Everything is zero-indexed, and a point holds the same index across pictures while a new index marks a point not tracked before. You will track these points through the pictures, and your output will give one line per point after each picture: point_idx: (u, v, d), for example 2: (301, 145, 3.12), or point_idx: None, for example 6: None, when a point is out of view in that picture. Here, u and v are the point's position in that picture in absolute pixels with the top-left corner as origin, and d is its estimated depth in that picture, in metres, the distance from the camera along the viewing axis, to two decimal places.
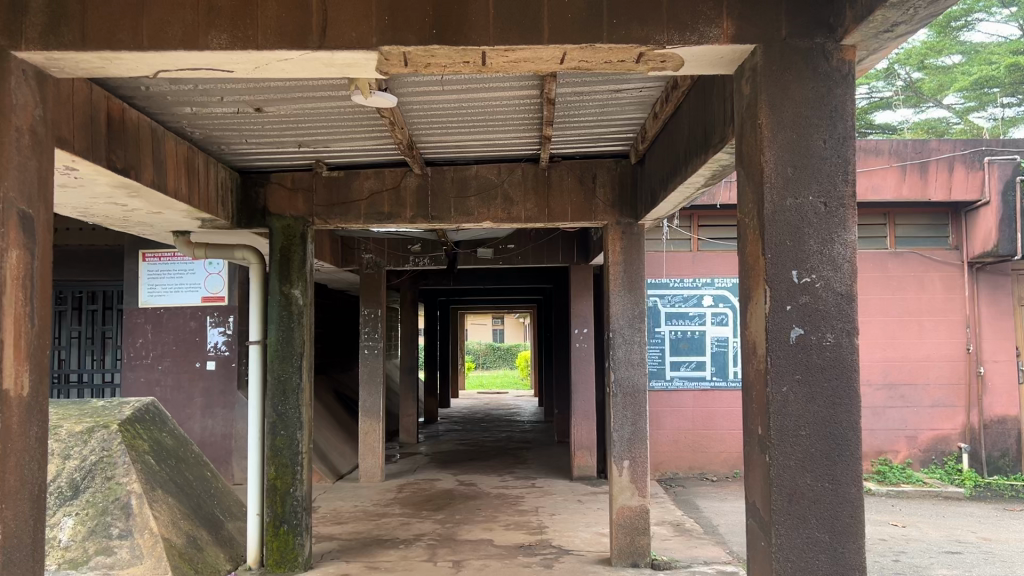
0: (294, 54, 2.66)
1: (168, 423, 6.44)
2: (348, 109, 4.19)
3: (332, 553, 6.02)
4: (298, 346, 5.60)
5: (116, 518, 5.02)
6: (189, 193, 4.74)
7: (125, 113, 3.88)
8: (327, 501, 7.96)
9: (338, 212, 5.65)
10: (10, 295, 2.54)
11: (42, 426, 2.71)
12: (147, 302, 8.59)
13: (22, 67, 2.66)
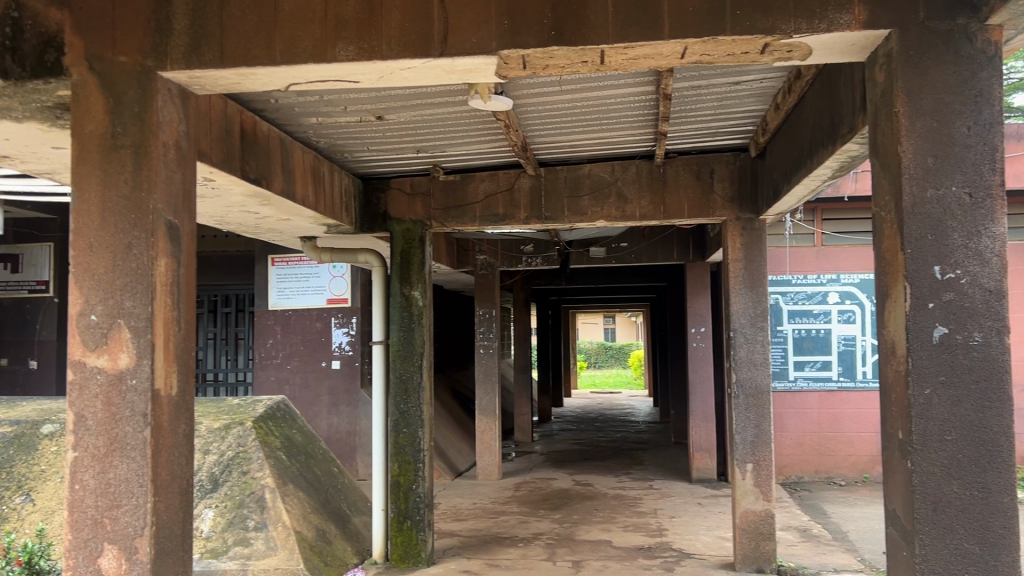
0: (417, 62, 2.72)
1: (297, 421, 6.72)
2: (464, 113, 4.25)
3: (453, 549, 6.12)
4: (418, 346, 5.73)
5: (252, 510, 5.27)
6: (316, 200, 4.93)
7: (257, 126, 4.08)
8: (447, 498, 8.11)
9: (454, 215, 5.74)
10: (159, 300, 2.71)
11: (189, 423, 2.88)
12: (276, 304, 9.00)
13: (167, 86, 2.84)
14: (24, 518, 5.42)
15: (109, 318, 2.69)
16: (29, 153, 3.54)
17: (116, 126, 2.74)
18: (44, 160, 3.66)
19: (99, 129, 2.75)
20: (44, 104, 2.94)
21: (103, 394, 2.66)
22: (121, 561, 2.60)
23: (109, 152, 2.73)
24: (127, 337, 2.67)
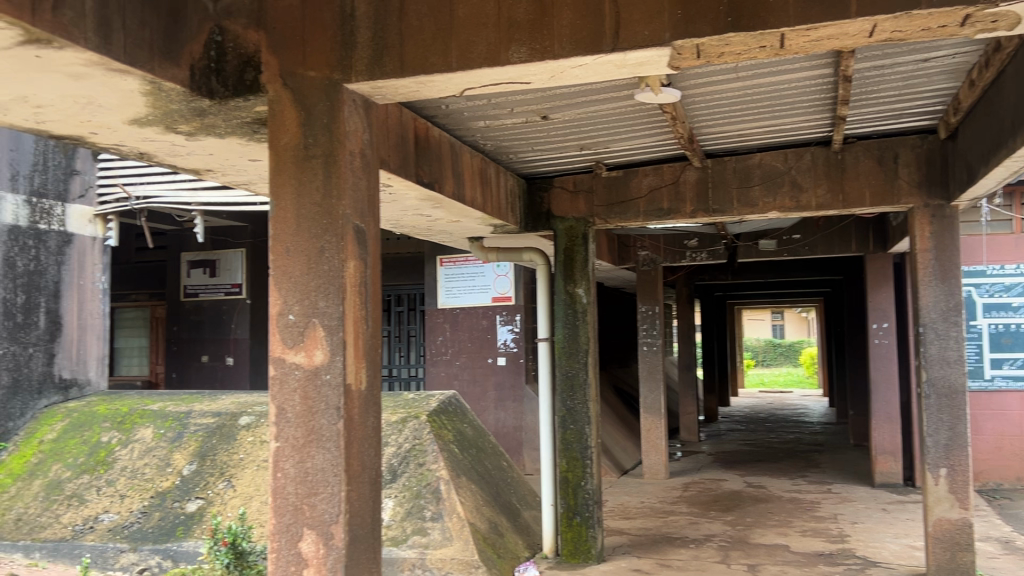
0: (588, 59, 2.71)
1: (469, 415, 6.90)
2: (631, 108, 4.20)
3: (623, 548, 6.08)
4: (583, 343, 5.74)
5: (428, 501, 5.47)
6: (484, 202, 5.05)
7: (429, 131, 4.23)
8: (614, 496, 8.07)
9: (618, 211, 5.69)
10: (348, 300, 2.86)
11: (377, 416, 3.02)
12: (444, 303, 9.30)
13: (352, 97, 2.99)
14: (228, 502, 5.88)
15: (304, 318, 2.88)
16: (228, 166, 3.85)
17: (308, 138, 2.92)
18: (241, 171, 3.96)
19: (294, 140, 2.94)
20: (244, 120, 3.18)
21: (301, 388, 2.85)
22: (319, 547, 2.77)
23: (303, 162, 2.91)
24: (322, 335, 2.85)
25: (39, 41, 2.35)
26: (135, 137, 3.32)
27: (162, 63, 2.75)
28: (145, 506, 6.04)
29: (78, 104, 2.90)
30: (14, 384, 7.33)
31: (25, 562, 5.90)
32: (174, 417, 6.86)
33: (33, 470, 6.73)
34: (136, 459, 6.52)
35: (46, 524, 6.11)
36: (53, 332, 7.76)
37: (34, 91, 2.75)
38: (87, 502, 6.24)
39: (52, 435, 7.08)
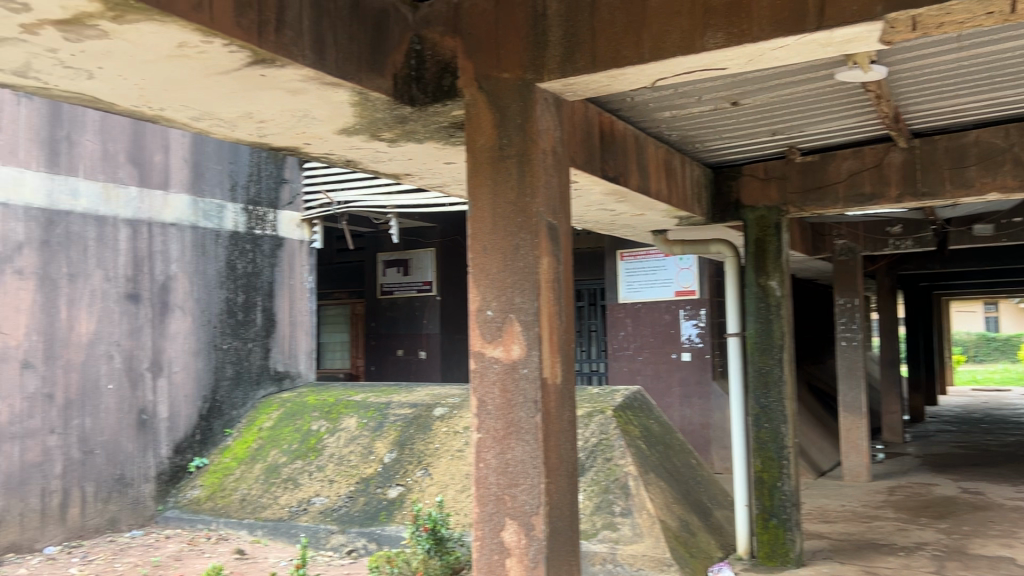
0: (791, 40, 2.58)
1: (655, 411, 6.83)
2: (829, 89, 3.97)
3: (824, 552, 5.80)
4: (778, 338, 5.51)
5: (617, 496, 5.46)
6: (669, 193, 4.97)
7: (614, 125, 4.21)
8: (811, 498, 7.70)
9: (813, 198, 5.39)
10: (543, 296, 2.90)
11: (573, 410, 3.04)
12: (626, 298, 9.25)
13: (545, 95, 3.03)
14: (426, 489, 6.16)
15: (502, 313, 2.95)
16: (425, 169, 4.02)
17: (503, 139, 2.99)
18: (436, 174, 4.12)
19: (489, 142, 3.02)
20: (442, 125, 3.31)
21: (500, 381, 2.93)
22: (521, 537, 2.84)
23: (499, 162, 2.99)
24: (519, 330, 2.91)
25: (264, 61, 2.56)
26: (343, 145, 3.54)
27: (369, 74, 2.91)
28: (351, 491, 6.46)
29: (295, 116, 3.13)
30: (237, 376, 8.07)
31: (250, 538, 6.47)
32: (375, 408, 7.36)
33: (255, 454, 7.38)
34: (343, 446, 7.01)
35: (267, 505, 6.67)
36: (268, 329, 8.46)
37: (258, 107, 3.00)
38: (301, 485, 6.74)
39: (270, 423, 7.75)
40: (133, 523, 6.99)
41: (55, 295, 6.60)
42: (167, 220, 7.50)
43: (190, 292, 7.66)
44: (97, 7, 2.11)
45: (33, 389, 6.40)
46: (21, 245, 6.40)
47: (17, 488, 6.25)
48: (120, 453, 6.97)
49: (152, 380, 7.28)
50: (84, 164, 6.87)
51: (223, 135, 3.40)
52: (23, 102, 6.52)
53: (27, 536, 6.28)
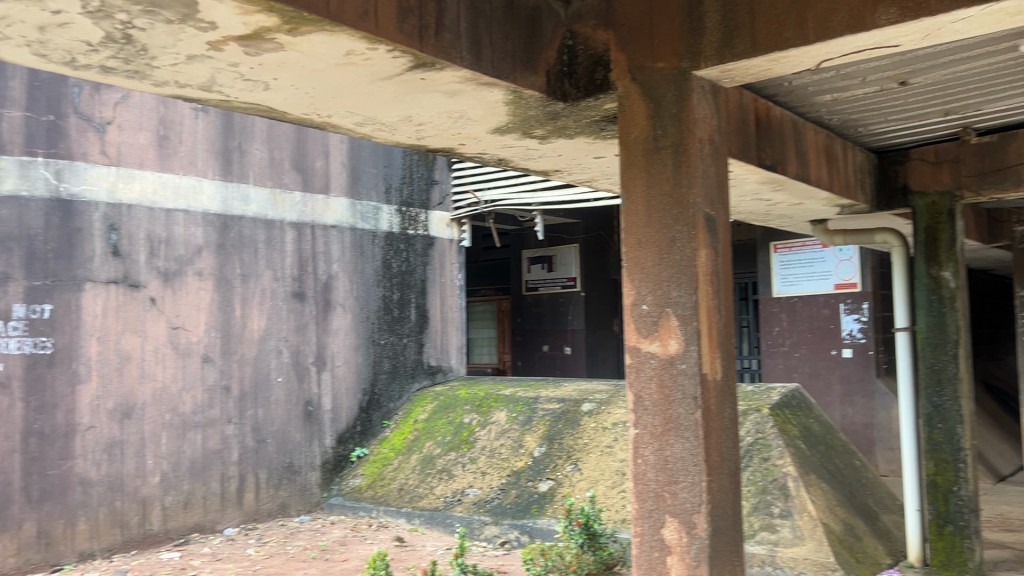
0: (974, 11, 2.38)
1: (815, 409, 6.54)
2: (1011, 62, 3.66)
3: (1008, 564, 5.36)
4: (952, 333, 5.14)
5: (776, 497, 5.28)
6: (830, 181, 4.74)
7: (770, 111, 4.05)
8: (991, 505, 7.14)
9: (992, 181, 4.94)
10: (701, 289, 2.83)
11: (734, 407, 2.96)
12: (780, 292, 8.93)
13: (701, 84, 2.94)
14: (576, 483, 6.18)
15: (658, 308, 2.90)
16: (576, 165, 4.03)
17: (658, 130, 2.94)
18: (588, 169, 4.12)
19: (643, 134, 2.98)
20: (594, 119, 3.30)
21: (658, 376, 2.88)
22: (682, 535, 2.79)
23: (654, 154, 2.94)
24: (676, 324, 2.86)
25: (424, 64, 2.64)
26: (497, 144, 3.60)
27: (523, 72, 2.95)
28: (503, 483, 6.57)
29: (452, 118, 3.21)
30: (393, 370, 8.40)
31: (408, 526, 6.72)
32: (524, 402, 7.47)
33: (411, 446, 7.66)
34: (494, 439, 7.15)
35: (423, 495, 6.91)
36: (422, 325, 8.75)
37: (417, 111, 3.10)
38: (455, 476, 6.93)
39: (424, 416, 8.02)
40: (302, 508, 7.43)
41: (230, 294, 7.09)
42: (328, 222, 7.90)
43: (349, 290, 8.04)
44: (275, 21, 2.25)
45: (213, 381, 6.91)
46: (200, 248, 6.93)
47: (201, 472, 6.77)
48: (289, 442, 7.40)
49: (317, 374, 7.68)
50: (253, 171, 7.34)
51: (384, 139, 3.54)
52: (200, 115, 7.03)
53: (209, 517, 6.80)
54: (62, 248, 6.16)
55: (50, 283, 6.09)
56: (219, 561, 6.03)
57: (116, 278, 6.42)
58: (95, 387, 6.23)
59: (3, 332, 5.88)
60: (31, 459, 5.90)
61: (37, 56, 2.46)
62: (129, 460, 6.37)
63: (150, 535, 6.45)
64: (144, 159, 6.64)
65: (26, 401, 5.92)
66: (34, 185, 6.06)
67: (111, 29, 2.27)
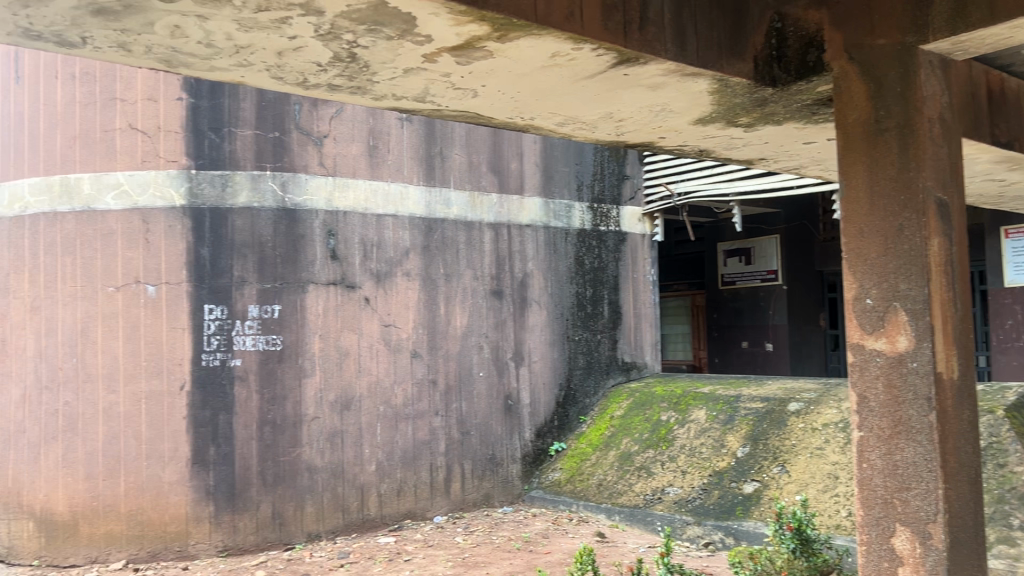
0: None
1: None
2: None
3: None
4: None
5: (1015, 508, 4.78)
6: None
7: (1005, 82, 3.65)
8: None
9: None
10: (933, 281, 2.61)
11: (973, 409, 2.71)
12: (1014, 282, 8.08)
13: (929, 59, 2.71)
14: (784, 486, 5.93)
15: (884, 302, 2.72)
16: (784, 152, 3.85)
17: (880, 111, 2.74)
18: (796, 156, 3.93)
19: (864, 116, 2.78)
20: (806, 103, 3.15)
21: (885, 375, 2.70)
22: (916, 545, 2.59)
23: (875, 137, 2.75)
24: (905, 320, 2.66)
25: (628, 60, 2.62)
26: (700, 135, 3.51)
27: (729, 60, 2.84)
28: (705, 484, 6.44)
29: (654, 112, 3.17)
30: (589, 366, 8.45)
31: (608, 522, 6.73)
32: (725, 401, 7.27)
33: (609, 442, 7.68)
34: (694, 438, 7.02)
35: (623, 491, 6.91)
36: (616, 321, 8.74)
37: (618, 107, 3.09)
38: (655, 474, 6.88)
39: (621, 412, 8.02)
40: (505, 499, 7.65)
41: (434, 293, 7.43)
42: (523, 221, 8.08)
43: (544, 287, 8.18)
44: (485, 30, 2.32)
45: (421, 375, 7.27)
46: (407, 250, 7.31)
47: (412, 462, 7.15)
48: (491, 435, 7.64)
49: (515, 369, 7.87)
50: (454, 175, 7.64)
51: (585, 137, 3.56)
52: (405, 124, 7.40)
53: (420, 505, 7.17)
54: (288, 253, 6.73)
55: (279, 285, 6.67)
56: (431, 547, 6.33)
57: (334, 280, 6.92)
58: (319, 381, 6.76)
59: (241, 331, 6.52)
60: (266, 446, 6.51)
61: (274, 78, 2.70)
62: (349, 449, 6.84)
63: (368, 520, 6.89)
64: (357, 168, 7.10)
65: (261, 393, 6.53)
66: (264, 197, 6.65)
67: (338, 49, 2.44)
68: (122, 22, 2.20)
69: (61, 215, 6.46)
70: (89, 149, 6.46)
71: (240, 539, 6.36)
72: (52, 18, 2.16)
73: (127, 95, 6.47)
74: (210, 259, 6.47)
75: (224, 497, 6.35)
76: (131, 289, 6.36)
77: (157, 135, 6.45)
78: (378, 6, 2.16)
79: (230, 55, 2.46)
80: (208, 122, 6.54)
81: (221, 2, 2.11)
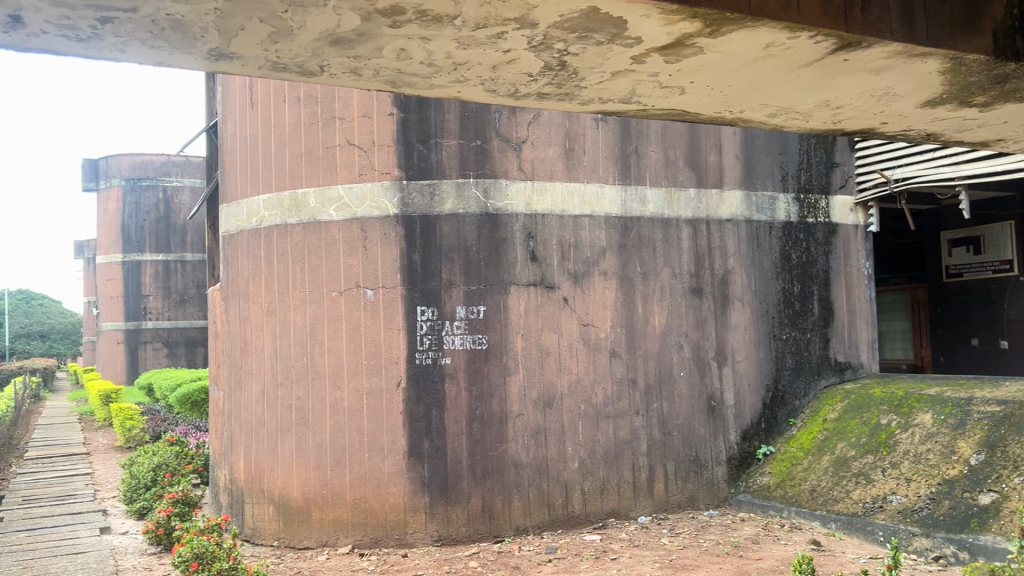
0: None
1: None
2: None
3: None
4: None
5: None
6: None
7: None
8: None
9: None
10: None
11: None
12: None
13: None
14: None
15: None
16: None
17: None
18: None
19: None
20: None
21: None
22: None
23: None
24: None
25: (849, 45, 2.49)
26: (927, 118, 3.27)
27: (964, 35, 2.63)
28: (933, 493, 5.98)
29: (875, 97, 2.99)
30: (798, 366, 8.08)
31: (824, 531, 6.46)
32: (955, 403, 6.69)
33: (822, 446, 7.32)
34: (919, 443, 6.53)
35: (839, 498, 6.58)
36: (827, 318, 8.29)
37: (836, 94, 2.94)
38: (875, 481, 6.47)
39: (835, 415, 7.61)
40: (711, 502, 7.47)
41: (633, 292, 7.41)
42: (724, 216, 7.86)
43: (748, 284, 7.92)
44: (697, 27, 2.29)
45: (622, 374, 7.28)
46: (605, 249, 7.34)
47: (614, 461, 7.17)
48: (695, 436, 7.50)
49: (718, 369, 7.68)
50: (650, 173, 7.57)
51: (797, 128, 3.41)
52: (601, 124, 7.43)
53: (624, 504, 7.16)
54: (491, 256, 6.97)
55: (483, 287, 6.93)
56: (636, 547, 6.33)
57: (535, 281, 7.08)
58: (522, 379, 6.95)
59: (450, 331, 6.83)
60: (475, 441, 6.78)
61: (487, 91, 2.82)
62: (553, 446, 6.98)
63: (573, 517, 6.98)
64: (554, 171, 7.21)
65: (469, 390, 6.81)
66: (468, 203, 6.94)
67: (550, 58, 2.51)
68: (355, 49, 2.39)
69: (291, 226, 7.10)
70: (313, 166, 7.03)
71: (453, 530, 6.67)
72: (297, 51, 2.38)
73: (344, 113, 6.98)
74: (421, 264, 6.83)
75: (438, 490, 6.69)
76: (352, 292, 6.86)
77: (372, 149, 6.90)
78: (590, 13, 2.20)
79: (449, 72, 2.60)
80: (417, 134, 6.92)
81: (443, 23, 2.23)
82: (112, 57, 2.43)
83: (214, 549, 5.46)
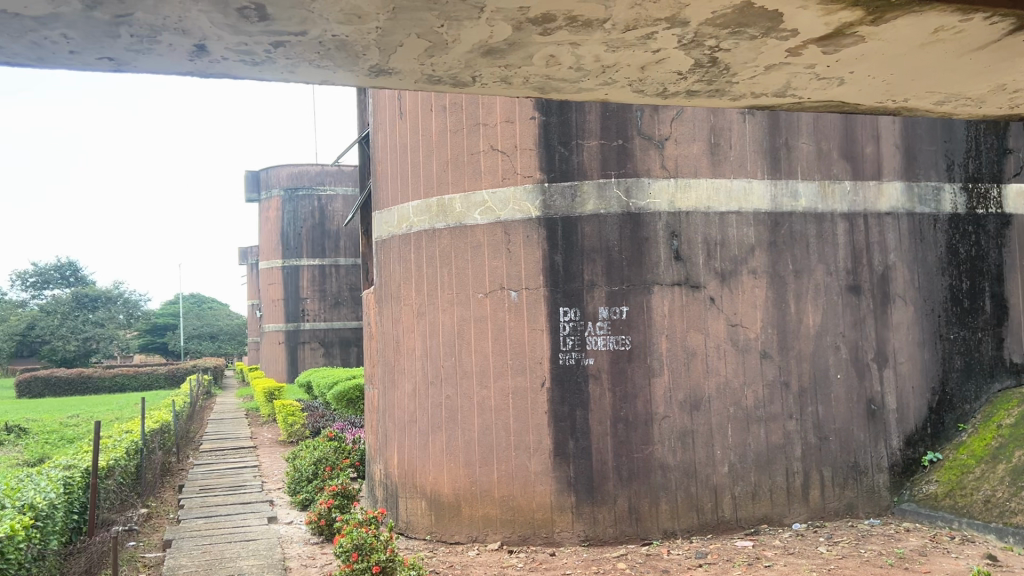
0: None
1: None
2: None
3: None
4: None
5: None
6: None
7: None
8: None
9: None
10: None
11: None
12: None
13: None
14: None
15: None
16: None
17: None
18: None
19: None
20: None
21: None
22: None
23: None
24: None
25: None
26: None
27: None
28: None
29: None
30: (968, 367, 7.55)
31: (1000, 544, 6.13)
32: None
33: (997, 454, 6.83)
34: None
35: (1017, 510, 6.18)
36: (1001, 316, 7.70)
37: (1015, 76, 2.73)
38: None
39: (1011, 421, 7.07)
40: (872, 511, 7.10)
41: (784, 291, 7.15)
42: (883, 209, 7.45)
43: (910, 281, 7.47)
44: (858, 15, 2.20)
45: (773, 376, 7.04)
46: (753, 247, 7.11)
47: (766, 466, 6.94)
48: (854, 442, 7.14)
49: (878, 371, 7.29)
50: (801, 166, 7.26)
51: (969, 114, 3.19)
52: (748, 117, 7.20)
53: (777, 510, 6.92)
54: (634, 256, 6.90)
55: (626, 287, 6.89)
56: (792, 556, 6.10)
57: (680, 281, 6.96)
58: (668, 380, 6.86)
59: (593, 332, 6.84)
60: (621, 443, 6.75)
61: (636, 92, 2.81)
62: (700, 449, 6.84)
63: (723, 521, 6.81)
64: (699, 167, 7.05)
65: (614, 391, 6.78)
66: (610, 203, 6.91)
67: (700, 55, 2.48)
68: (506, 59, 2.45)
69: (439, 231, 7.33)
70: (459, 172, 7.23)
71: (600, 530, 6.67)
72: (450, 63, 2.47)
73: (488, 119, 7.13)
74: (563, 265, 6.88)
75: (585, 489, 6.71)
76: (498, 294, 7.01)
77: (514, 153, 7.01)
78: (744, 8, 2.15)
79: (597, 76, 2.62)
80: (559, 137, 6.97)
81: (593, 27, 2.25)
82: (281, 78, 2.60)
83: (372, 541, 5.71)
